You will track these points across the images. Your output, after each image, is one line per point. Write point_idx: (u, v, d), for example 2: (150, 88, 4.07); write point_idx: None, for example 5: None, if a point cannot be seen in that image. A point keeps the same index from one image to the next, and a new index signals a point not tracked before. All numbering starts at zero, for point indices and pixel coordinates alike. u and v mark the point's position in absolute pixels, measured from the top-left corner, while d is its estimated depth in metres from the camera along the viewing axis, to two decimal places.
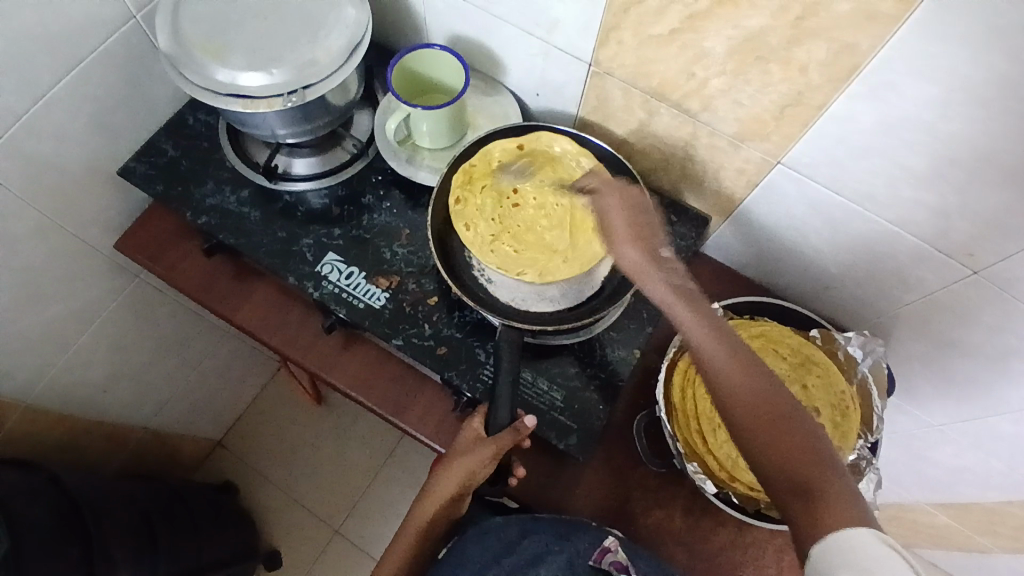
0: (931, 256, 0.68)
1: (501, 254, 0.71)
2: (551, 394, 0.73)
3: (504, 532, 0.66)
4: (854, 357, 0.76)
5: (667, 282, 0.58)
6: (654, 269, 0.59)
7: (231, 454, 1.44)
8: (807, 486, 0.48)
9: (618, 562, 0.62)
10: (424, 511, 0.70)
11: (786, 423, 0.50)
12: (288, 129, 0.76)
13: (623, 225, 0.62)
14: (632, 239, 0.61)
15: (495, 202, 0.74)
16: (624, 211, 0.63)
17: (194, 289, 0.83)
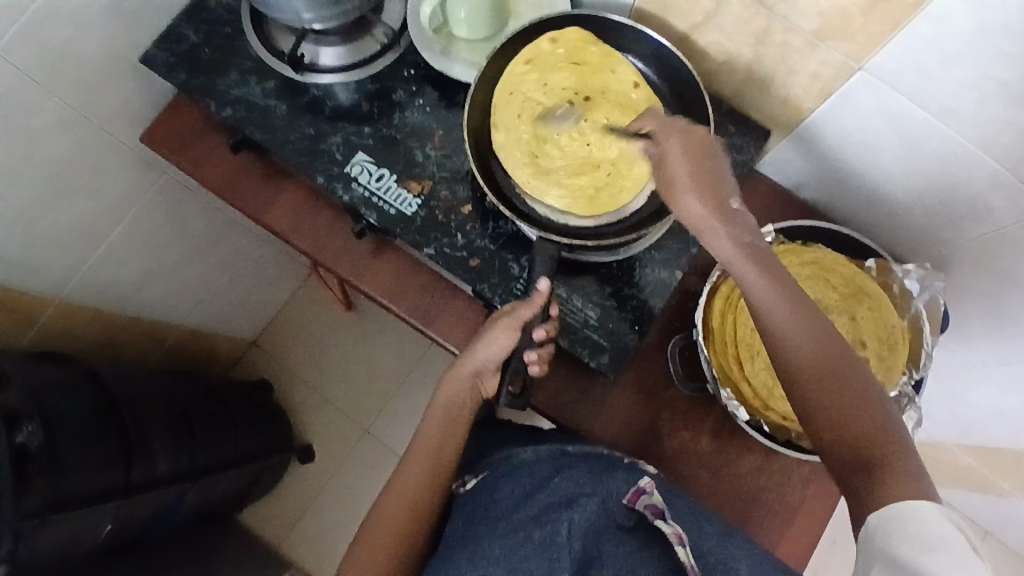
0: (1008, 183, 0.62)
1: (506, 125, 0.71)
2: (585, 311, 0.71)
3: (537, 468, 0.61)
4: (910, 290, 0.73)
5: (737, 240, 0.53)
6: (723, 225, 0.53)
7: (265, 353, 1.48)
8: (867, 464, 0.46)
9: (654, 505, 0.55)
10: (442, 399, 0.66)
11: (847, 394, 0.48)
12: (314, 13, 0.69)
13: (685, 171, 0.55)
14: (687, 177, 0.54)
15: (560, 90, 0.71)
16: (685, 157, 0.55)
17: (221, 186, 0.81)
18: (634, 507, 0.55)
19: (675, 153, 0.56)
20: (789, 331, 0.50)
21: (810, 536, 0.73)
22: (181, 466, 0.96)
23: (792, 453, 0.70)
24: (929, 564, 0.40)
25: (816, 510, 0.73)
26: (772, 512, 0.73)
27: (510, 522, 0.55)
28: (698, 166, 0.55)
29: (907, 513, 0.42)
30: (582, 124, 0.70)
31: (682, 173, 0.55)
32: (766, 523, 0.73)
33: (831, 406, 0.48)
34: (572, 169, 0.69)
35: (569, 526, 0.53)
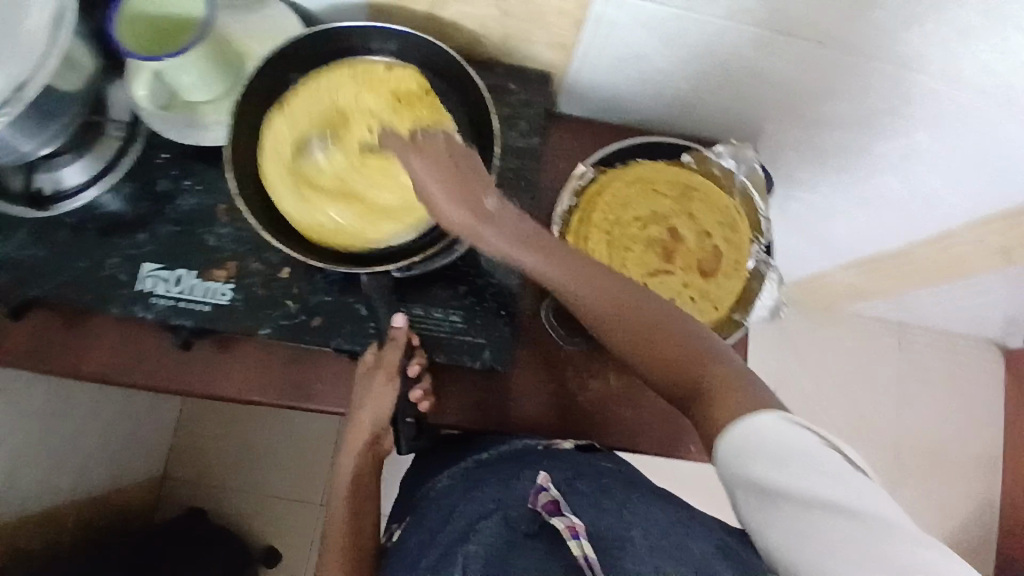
0: (772, 40, 0.63)
1: (293, 115, 0.67)
2: (449, 318, 0.68)
3: (443, 502, 0.58)
4: (729, 168, 0.74)
5: (502, 236, 0.56)
6: (487, 228, 0.56)
7: (183, 482, 1.36)
8: (688, 396, 0.49)
9: (551, 501, 0.51)
10: (344, 472, 0.64)
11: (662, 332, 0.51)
12: (34, 142, 0.61)
13: (439, 188, 0.56)
14: (441, 189, 0.56)
15: (371, 116, 0.68)
16: (428, 163, 0.56)
17: (20, 356, 0.71)
18: (536, 509, 0.52)
19: (415, 166, 0.57)
20: (591, 301, 0.54)
21: None
22: None
23: None
24: (780, 477, 0.42)
25: None
26: None
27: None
28: (448, 166, 0.56)
29: (748, 429, 0.44)
30: (365, 154, 0.67)
31: (435, 189, 0.56)
32: (696, 429, 0.75)
33: (650, 360, 0.52)
34: (324, 181, 0.66)
35: (465, 564, 0.49)
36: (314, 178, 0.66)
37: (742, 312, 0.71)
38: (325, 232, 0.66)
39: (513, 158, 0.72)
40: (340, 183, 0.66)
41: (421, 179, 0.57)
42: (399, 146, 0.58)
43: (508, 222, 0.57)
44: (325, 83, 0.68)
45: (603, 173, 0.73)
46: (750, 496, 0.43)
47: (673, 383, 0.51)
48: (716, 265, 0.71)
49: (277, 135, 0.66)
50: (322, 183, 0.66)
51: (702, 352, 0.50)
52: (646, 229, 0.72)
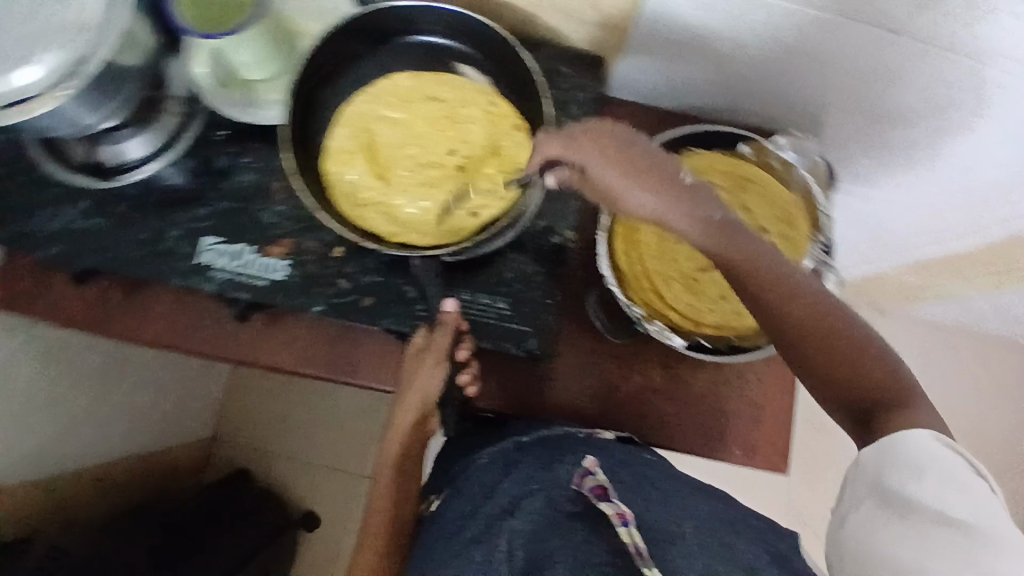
0: (840, 28, 0.59)
1: (405, 96, 0.69)
2: (496, 305, 0.68)
3: (487, 474, 0.57)
4: (790, 161, 0.70)
5: (691, 222, 0.48)
6: (678, 205, 0.48)
7: (230, 445, 1.43)
8: (873, 401, 0.46)
9: (598, 486, 0.53)
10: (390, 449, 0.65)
11: (846, 339, 0.46)
12: (97, 115, 0.63)
13: (624, 174, 0.51)
14: (629, 174, 0.50)
15: (459, 130, 0.68)
16: (600, 156, 0.52)
17: (87, 322, 0.74)
18: (580, 491, 0.54)
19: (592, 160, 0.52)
20: (767, 299, 0.47)
21: (783, 423, 0.74)
22: None
23: (738, 358, 0.68)
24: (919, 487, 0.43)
25: (780, 395, 0.75)
26: (741, 415, 0.74)
27: (455, 546, 0.53)
28: (625, 156, 0.51)
29: (899, 446, 0.44)
30: (426, 155, 0.68)
31: (617, 180, 0.51)
32: (739, 427, 0.74)
33: (824, 363, 0.47)
34: (376, 156, 0.68)
35: (509, 537, 0.51)
36: (371, 148, 0.68)
37: None
38: (344, 184, 0.67)
39: None
40: (387, 164, 0.68)
41: (596, 171, 0.52)
42: (566, 143, 0.54)
43: (702, 199, 0.49)
44: (445, 85, 0.69)
45: None
46: (875, 505, 0.45)
47: (863, 390, 0.46)
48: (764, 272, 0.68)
49: (365, 102, 0.68)
50: (379, 154, 0.68)
51: (889, 353, 0.47)
52: None
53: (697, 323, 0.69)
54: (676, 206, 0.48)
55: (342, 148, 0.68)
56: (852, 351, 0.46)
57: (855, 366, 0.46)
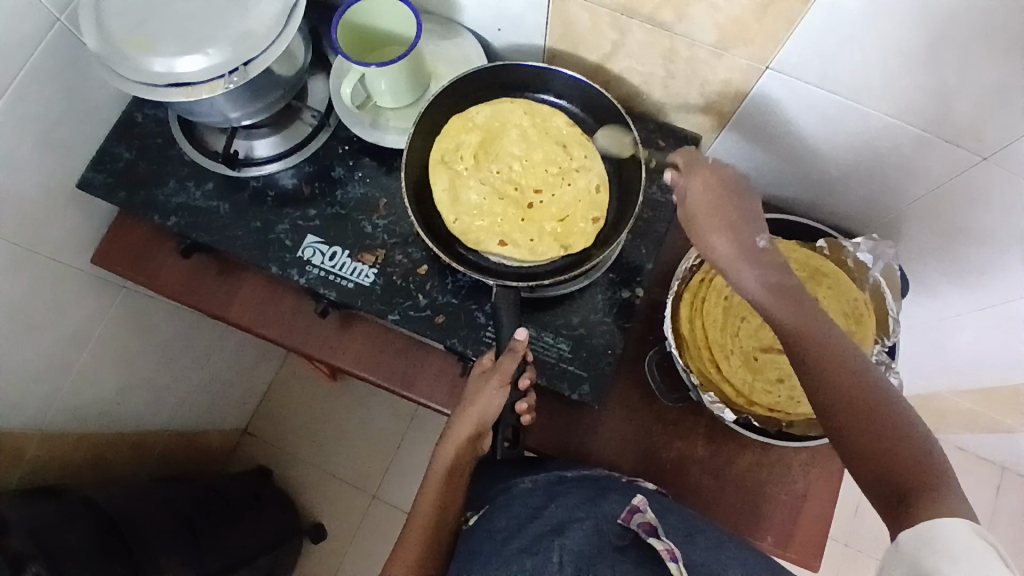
0: (933, 144, 0.63)
1: (538, 139, 0.74)
2: (557, 346, 0.71)
3: (532, 498, 0.59)
4: (864, 262, 0.73)
5: (761, 277, 0.54)
6: (746, 263, 0.55)
7: (260, 440, 1.46)
8: (906, 485, 0.45)
9: (648, 522, 0.51)
10: (438, 467, 0.62)
11: (876, 413, 0.47)
12: (240, 110, 0.71)
13: (716, 217, 0.57)
14: (716, 221, 0.57)
15: (552, 190, 0.73)
16: (705, 193, 0.58)
17: (181, 293, 0.80)
18: (629, 527, 0.52)
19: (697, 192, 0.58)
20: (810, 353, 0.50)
21: (824, 522, 0.73)
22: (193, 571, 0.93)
23: (784, 443, 0.70)
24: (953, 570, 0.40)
25: (825, 491, 0.74)
26: (781, 504, 0.73)
27: (503, 556, 0.53)
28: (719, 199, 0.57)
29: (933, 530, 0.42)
30: (514, 190, 0.73)
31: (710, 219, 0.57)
32: (776, 516, 0.73)
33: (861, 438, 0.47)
34: (478, 154, 0.74)
35: (560, 554, 0.51)
36: (463, 169, 0.73)
37: None
38: (445, 143, 0.74)
39: (648, 208, 0.76)
40: (486, 162, 0.74)
41: (698, 203, 0.58)
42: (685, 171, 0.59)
43: (769, 264, 0.55)
44: (558, 147, 0.74)
45: None
46: None
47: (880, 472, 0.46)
48: None
49: (471, 129, 0.74)
50: (485, 149, 0.74)
51: (928, 440, 0.46)
52: None
53: (719, 368, 0.70)
54: (747, 265, 0.55)
55: (462, 126, 0.74)
56: (892, 427, 0.46)
57: (891, 444, 0.46)
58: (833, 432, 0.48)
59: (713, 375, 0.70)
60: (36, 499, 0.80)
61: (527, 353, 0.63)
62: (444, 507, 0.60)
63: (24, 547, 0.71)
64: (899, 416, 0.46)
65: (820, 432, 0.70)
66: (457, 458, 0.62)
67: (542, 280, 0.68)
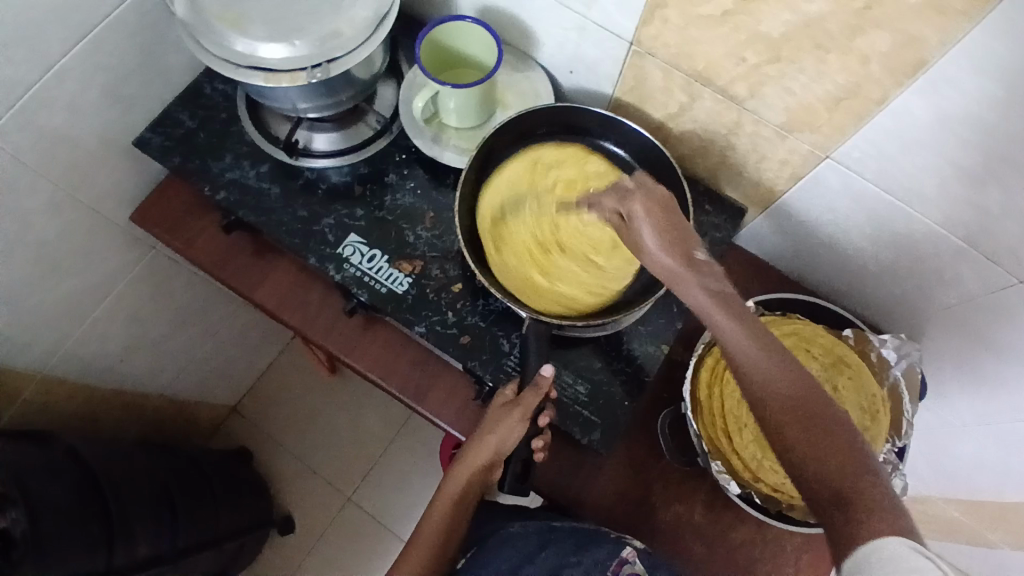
0: (973, 258, 0.64)
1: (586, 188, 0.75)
2: (575, 387, 0.71)
3: (524, 542, 0.65)
4: (887, 359, 0.73)
5: (707, 289, 0.56)
6: (692, 275, 0.57)
7: (246, 422, 1.45)
8: (848, 495, 0.45)
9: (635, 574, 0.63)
10: (449, 490, 0.65)
11: (825, 420, 0.48)
12: (309, 103, 0.72)
13: (655, 233, 0.58)
14: (658, 236, 0.58)
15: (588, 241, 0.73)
16: (654, 215, 0.59)
17: (213, 265, 0.81)
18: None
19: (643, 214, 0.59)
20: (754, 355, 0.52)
21: None
22: (161, 546, 0.92)
23: (783, 524, 0.69)
24: None
25: None
26: None
27: None
28: (673, 222, 0.59)
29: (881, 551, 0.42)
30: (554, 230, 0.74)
31: (652, 242, 0.59)
32: None
33: (810, 441, 0.47)
34: (532, 185, 0.76)
35: None
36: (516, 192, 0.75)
37: None
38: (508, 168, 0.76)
39: None
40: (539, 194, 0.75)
41: (641, 227, 0.59)
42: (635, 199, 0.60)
43: (713, 273, 0.56)
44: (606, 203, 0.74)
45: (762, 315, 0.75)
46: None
47: (831, 480, 0.46)
48: None
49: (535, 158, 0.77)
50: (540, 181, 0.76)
51: (871, 459, 0.47)
52: None
53: (730, 440, 0.70)
54: (695, 276, 0.56)
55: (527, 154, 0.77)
56: (840, 434, 0.47)
57: (835, 447, 0.47)
58: (782, 435, 0.49)
59: (722, 442, 0.70)
60: (27, 442, 0.80)
61: (549, 391, 0.66)
62: (448, 529, 0.64)
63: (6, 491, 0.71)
64: (839, 428, 0.48)
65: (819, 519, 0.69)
66: (468, 483, 0.65)
67: (574, 321, 0.68)
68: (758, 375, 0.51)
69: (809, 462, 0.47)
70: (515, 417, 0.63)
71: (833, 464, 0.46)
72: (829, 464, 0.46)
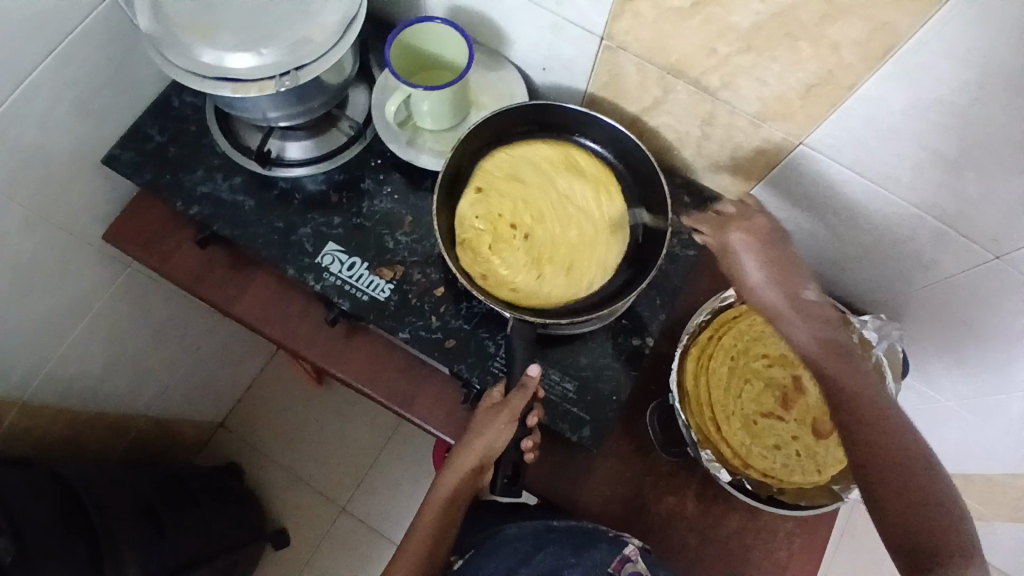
0: (952, 239, 0.65)
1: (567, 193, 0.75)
2: (563, 385, 0.71)
3: (519, 545, 0.66)
4: (871, 341, 0.74)
5: (811, 331, 0.59)
6: (799, 316, 0.60)
7: (235, 436, 1.43)
8: (931, 549, 0.51)
9: (638, 573, 0.63)
10: (439, 494, 0.66)
11: (920, 478, 0.53)
12: (280, 112, 0.71)
13: (761, 268, 0.62)
14: (765, 272, 0.62)
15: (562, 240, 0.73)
16: (755, 248, 0.63)
17: (189, 280, 0.80)
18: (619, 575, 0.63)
19: (748, 245, 0.63)
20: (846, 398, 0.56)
21: None
22: (154, 568, 0.90)
23: (775, 510, 0.70)
24: None
25: (807, 563, 0.74)
26: (763, 570, 0.73)
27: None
28: (773, 255, 0.62)
29: None
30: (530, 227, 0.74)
31: (757, 275, 0.62)
32: None
33: (903, 500, 0.53)
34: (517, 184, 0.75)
35: None
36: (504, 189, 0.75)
37: (842, 485, 0.70)
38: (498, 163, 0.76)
39: (666, 261, 0.77)
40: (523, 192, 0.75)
41: (741, 259, 0.63)
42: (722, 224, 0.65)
43: (823, 317, 0.60)
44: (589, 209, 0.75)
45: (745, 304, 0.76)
46: None
47: (919, 536, 0.52)
48: (831, 429, 0.71)
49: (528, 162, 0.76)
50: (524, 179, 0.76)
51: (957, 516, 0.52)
52: (770, 368, 0.73)
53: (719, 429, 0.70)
54: (801, 317, 0.60)
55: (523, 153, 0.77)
56: (928, 492, 0.52)
57: (927, 504, 0.52)
58: (876, 490, 0.54)
59: (711, 432, 0.70)
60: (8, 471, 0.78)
61: (536, 392, 0.65)
62: (437, 533, 0.64)
63: None
64: (932, 483, 0.53)
65: (809, 502, 0.70)
66: (457, 487, 0.65)
67: (559, 319, 0.68)
68: (864, 431, 0.55)
69: (897, 520, 0.53)
70: (503, 419, 0.63)
71: (923, 522, 0.52)
72: (919, 522, 0.52)
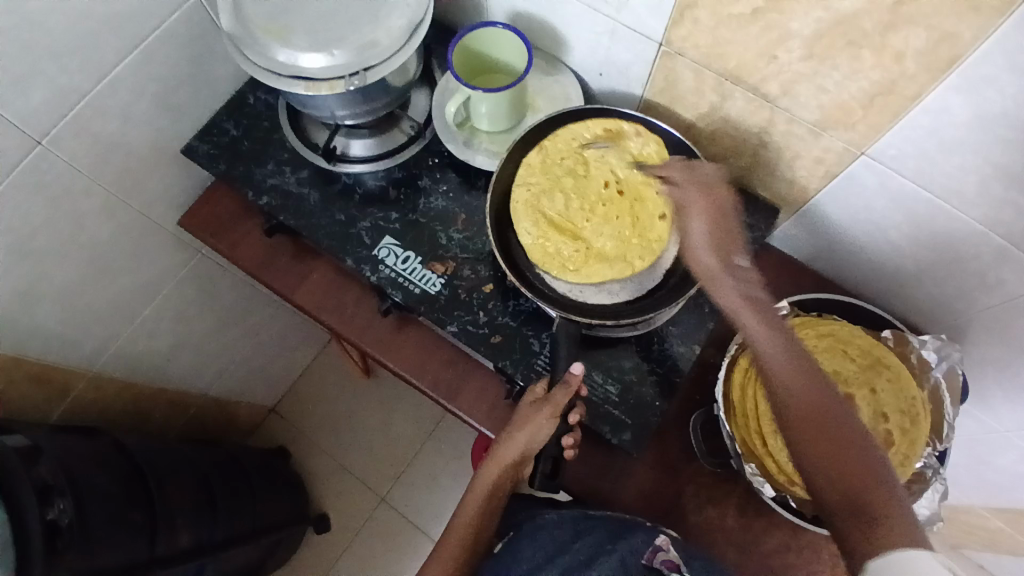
0: (1017, 258, 0.62)
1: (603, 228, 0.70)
2: (605, 387, 0.72)
3: (557, 531, 0.66)
4: (927, 361, 0.71)
5: (738, 292, 0.57)
6: (726, 277, 0.58)
7: (284, 420, 1.49)
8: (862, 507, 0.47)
9: (670, 560, 0.61)
10: (480, 486, 0.68)
11: (852, 436, 0.50)
12: (348, 110, 0.75)
13: (704, 231, 0.61)
14: (705, 236, 0.60)
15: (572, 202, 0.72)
16: (705, 216, 0.61)
17: (254, 265, 0.84)
18: (652, 565, 0.61)
19: (697, 211, 0.62)
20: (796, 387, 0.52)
21: None
22: (202, 539, 0.95)
23: (820, 529, 0.68)
24: None
25: None
26: None
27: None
28: (723, 227, 0.60)
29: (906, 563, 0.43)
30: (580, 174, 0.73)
31: (699, 237, 0.61)
32: None
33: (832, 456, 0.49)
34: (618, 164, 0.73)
35: None
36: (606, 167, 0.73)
37: None
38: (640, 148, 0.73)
39: None
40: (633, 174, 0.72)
41: (689, 221, 0.62)
42: (682, 188, 0.64)
43: (749, 281, 0.58)
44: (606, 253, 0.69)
45: (797, 316, 0.74)
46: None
47: (849, 487, 0.48)
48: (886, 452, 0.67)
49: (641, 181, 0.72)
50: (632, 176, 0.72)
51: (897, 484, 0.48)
52: None
53: (764, 444, 0.68)
54: (728, 280, 0.58)
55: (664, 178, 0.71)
56: (863, 448, 0.49)
57: (860, 465, 0.48)
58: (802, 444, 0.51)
59: (754, 448, 0.69)
60: (76, 436, 0.85)
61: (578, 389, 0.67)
62: (480, 522, 0.66)
63: (54, 481, 0.75)
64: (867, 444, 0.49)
65: None
66: (499, 480, 0.67)
67: (604, 321, 0.68)
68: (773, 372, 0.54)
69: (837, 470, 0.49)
70: (545, 415, 0.65)
71: (858, 480, 0.48)
72: (847, 474, 0.48)
